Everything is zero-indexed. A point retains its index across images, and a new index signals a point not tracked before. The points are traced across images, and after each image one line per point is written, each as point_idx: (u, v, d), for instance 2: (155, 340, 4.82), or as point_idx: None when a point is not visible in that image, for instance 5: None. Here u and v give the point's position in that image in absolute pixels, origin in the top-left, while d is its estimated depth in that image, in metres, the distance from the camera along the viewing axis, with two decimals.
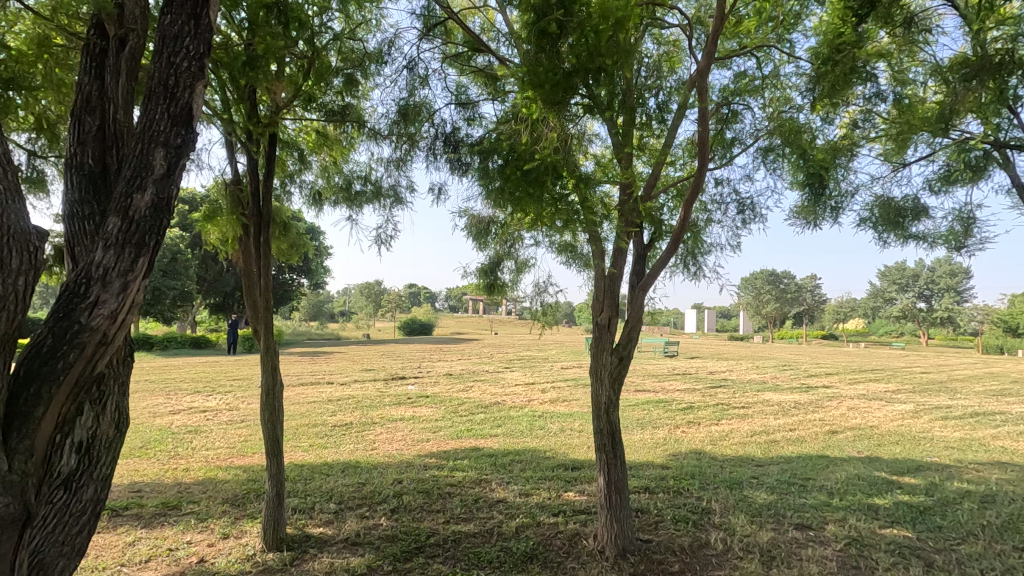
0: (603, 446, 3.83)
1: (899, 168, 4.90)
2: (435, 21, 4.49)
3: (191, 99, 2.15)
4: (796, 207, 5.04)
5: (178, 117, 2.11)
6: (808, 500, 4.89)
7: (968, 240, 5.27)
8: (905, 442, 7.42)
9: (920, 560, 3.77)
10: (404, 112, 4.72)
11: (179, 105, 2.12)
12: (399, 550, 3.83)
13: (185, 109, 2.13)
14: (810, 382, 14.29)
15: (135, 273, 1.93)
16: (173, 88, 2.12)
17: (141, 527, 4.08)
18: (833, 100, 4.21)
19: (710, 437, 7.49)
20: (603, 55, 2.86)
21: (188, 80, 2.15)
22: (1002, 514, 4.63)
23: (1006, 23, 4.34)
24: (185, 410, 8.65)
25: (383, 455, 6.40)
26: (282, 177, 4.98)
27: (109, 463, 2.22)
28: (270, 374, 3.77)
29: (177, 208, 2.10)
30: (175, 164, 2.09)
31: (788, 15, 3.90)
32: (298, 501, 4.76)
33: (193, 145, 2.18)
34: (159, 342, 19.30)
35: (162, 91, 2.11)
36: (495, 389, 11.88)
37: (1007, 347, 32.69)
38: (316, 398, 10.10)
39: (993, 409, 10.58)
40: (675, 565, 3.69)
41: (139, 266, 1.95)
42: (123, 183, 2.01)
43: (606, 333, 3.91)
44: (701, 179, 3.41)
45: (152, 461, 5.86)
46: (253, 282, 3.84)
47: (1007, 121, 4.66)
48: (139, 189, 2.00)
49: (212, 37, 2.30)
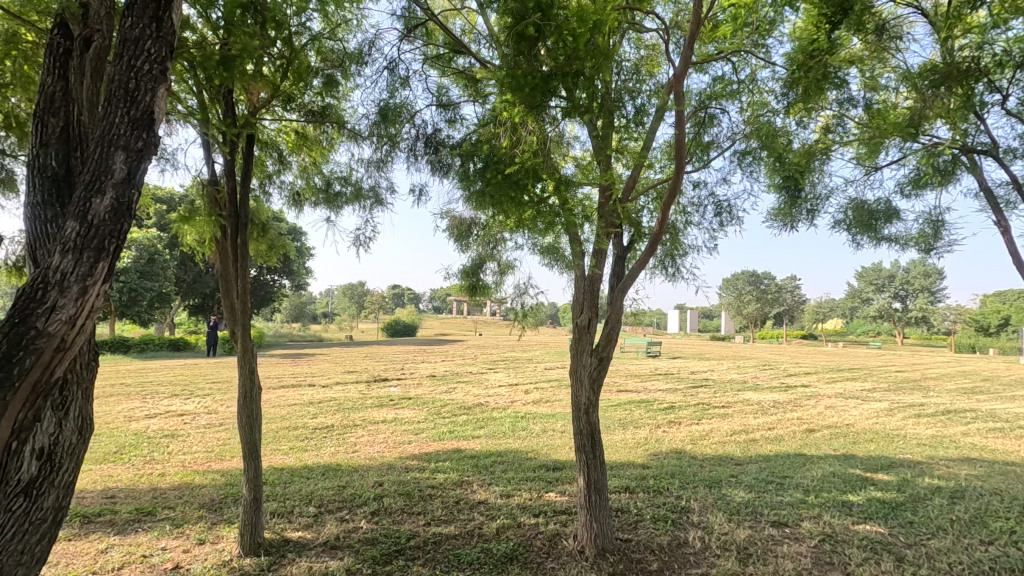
0: (583, 446, 3.85)
1: (871, 172, 5.02)
2: (416, 22, 4.49)
3: (153, 102, 2.13)
4: (772, 210, 5.12)
5: (139, 121, 2.09)
6: (785, 498, 4.98)
7: (938, 243, 5.42)
8: (880, 440, 7.59)
9: (891, 555, 3.86)
10: (383, 113, 4.71)
11: (140, 108, 2.09)
12: (379, 553, 3.81)
13: (146, 112, 2.11)
14: (788, 381, 14.52)
15: (95, 278, 1.91)
16: (134, 92, 2.09)
17: (114, 534, 4.00)
18: (808, 104, 4.28)
19: (690, 437, 7.59)
20: (581, 58, 2.84)
21: (149, 83, 2.12)
22: (970, 508, 4.75)
23: (973, 31, 4.46)
24: (162, 413, 8.51)
25: (364, 457, 6.37)
26: (261, 177, 4.92)
27: (72, 469, 2.19)
28: (247, 377, 3.72)
29: (139, 212, 2.08)
30: (136, 167, 2.06)
31: (763, 21, 3.96)
32: (277, 505, 4.71)
33: (154, 148, 2.16)
34: (137, 345, 18.94)
35: (122, 94, 2.07)
36: (479, 390, 11.89)
37: (979, 346, 33.57)
38: (298, 401, 10.02)
39: (964, 406, 10.84)
40: (654, 563, 3.72)
41: (99, 272, 1.93)
42: (81, 187, 1.97)
43: (586, 333, 3.94)
44: (678, 181, 3.45)
45: (127, 466, 5.75)
46: (229, 284, 3.80)
47: (975, 127, 4.81)
48: (98, 192, 1.97)
49: (175, 40, 2.28)
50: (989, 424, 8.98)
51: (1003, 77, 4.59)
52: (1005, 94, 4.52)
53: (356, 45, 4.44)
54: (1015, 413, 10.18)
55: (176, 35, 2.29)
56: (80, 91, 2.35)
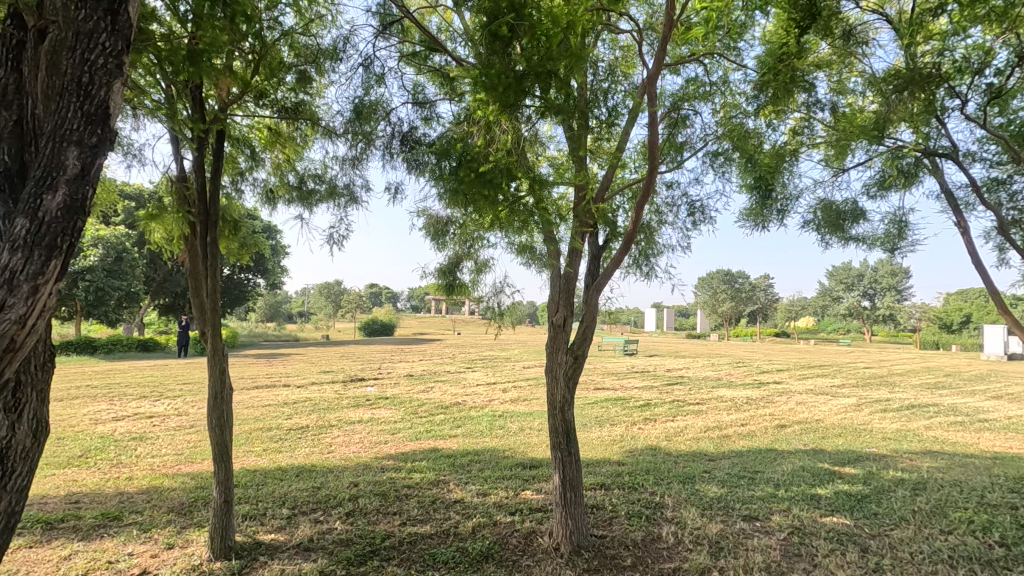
0: (558, 444, 3.88)
1: (838, 173, 5.15)
2: (391, 19, 4.46)
3: (108, 97, 2.07)
4: (744, 210, 5.23)
5: (93, 116, 2.03)
6: (756, 493, 5.08)
7: (902, 242, 5.59)
8: (847, 434, 7.79)
9: (856, 546, 3.98)
10: (358, 110, 4.66)
11: (94, 103, 2.03)
12: (354, 554, 3.78)
13: (101, 108, 2.05)
14: (761, 378, 14.81)
15: (46, 277, 1.86)
16: (88, 86, 2.03)
17: (78, 540, 3.89)
18: (779, 107, 4.37)
19: (665, 433, 7.69)
20: (554, 59, 2.85)
21: (104, 78, 2.06)
22: (931, 499, 4.92)
23: (935, 38, 4.61)
24: (129, 415, 8.29)
25: (339, 458, 6.31)
26: (232, 174, 4.82)
27: (25, 474, 2.12)
28: (218, 378, 3.64)
29: (93, 209, 2.03)
30: (90, 164, 2.01)
31: (735, 25, 4.03)
32: (248, 507, 4.63)
33: (110, 144, 2.10)
34: (104, 346, 18.42)
35: (74, 88, 2.01)
36: (457, 389, 11.87)
37: (942, 343, 34.76)
38: (272, 401, 9.86)
39: (927, 401, 11.21)
40: (628, 559, 3.76)
41: (51, 270, 1.88)
42: (30, 183, 1.91)
43: (561, 332, 3.96)
44: (652, 181, 3.49)
45: (92, 470, 5.59)
46: (199, 283, 3.73)
47: (936, 131, 4.99)
48: (50, 189, 1.91)
49: (132, 34, 2.21)
50: (950, 418, 9.30)
51: (962, 83, 4.77)
52: (963, 100, 4.69)
53: (330, 41, 4.39)
54: (975, 407, 10.57)
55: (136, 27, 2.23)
56: (35, 85, 2.28)
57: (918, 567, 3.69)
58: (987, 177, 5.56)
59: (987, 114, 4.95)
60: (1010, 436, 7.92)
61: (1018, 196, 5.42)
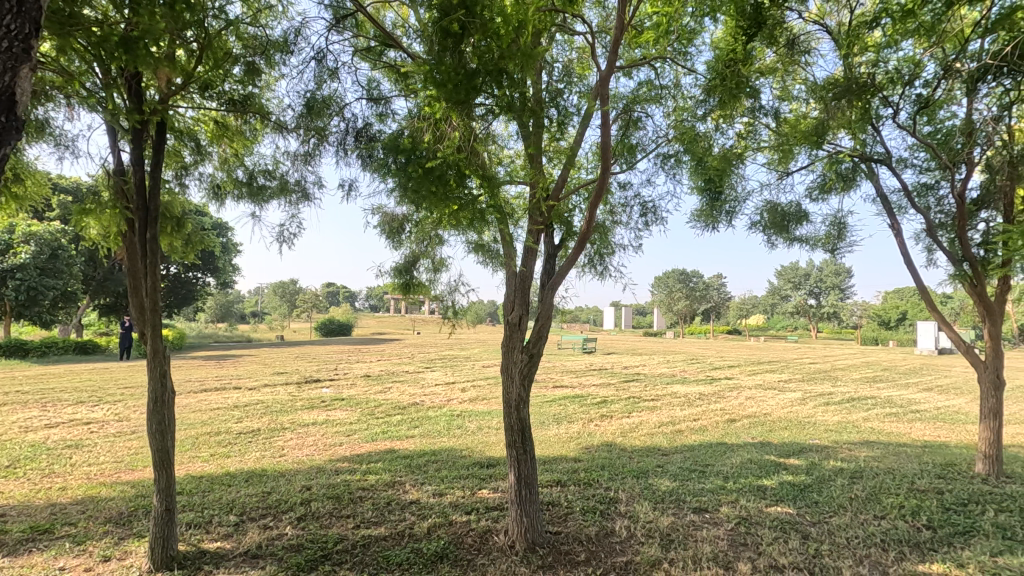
0: (513, 441, 3.90)
1: (783, 177, 5.37)
2: (345, 13, 4.36)
3: (13, 83, 1.89)
4: (695, 211, 5.40)
5: None
6: (706, 485, 5.24)
7: (841, 244, 5.88)
8: (792, 427, 8.14)
9: (798, 533, 4.15)
10: (310, 105, 4.54)
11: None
12: (304, 559, 3.68)
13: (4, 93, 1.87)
14: (714, 374, 15.28)
15: None
16: None
17: (3, 556, 3.65)
18: (728, 111, 4.50)
19: (621, 430, 7.83)
20: (506, 58, 2.85)
21: (8, 62, 1.87)
22: (867, 487, 5.19)
23: (871, 50, 4.86)
24: (64, 422, 7.83)
25: (292, 461, 6.15)
26: (176, 168, 4.62)
27: None
28: (159, 382, 3.47)
29: None
30: None
31: (686, 31, 4.14)
32: (193, 515, 4.45)
33: (15, 132, 1.93)
34: (37, 349, 17.32)
35: None
36: (415, 390, 11.75)
37: (881, 339, 36.75)
38: (221, 404, 9.52)
39: (866, 394, 11.82)
40: (581, 554, 3.81)
41: None
42: None
43: (516, 330, 3.95)
44: (605, 181, 3.55)
45: (21, 481, 5.25)
46: (138, 282, 3.55)
47: (872, 137, 5.27)
48: None
49: (42, 10, 1.98)
50: (886, 410, 9.84)
51: (895, 93, 5.05)
52: (896, 109, 4.98)
53: (281, 33, 4.25)
54: (908, 398, 11.23)
55: (46, 5, 2.01)
56: None
57: (854, 551, 3.89)
58: (917, 183, 5.91)
59: (917, 123, 5.26)
60: (938, 425, 8.45)
61: (944, 201, 5.79)
